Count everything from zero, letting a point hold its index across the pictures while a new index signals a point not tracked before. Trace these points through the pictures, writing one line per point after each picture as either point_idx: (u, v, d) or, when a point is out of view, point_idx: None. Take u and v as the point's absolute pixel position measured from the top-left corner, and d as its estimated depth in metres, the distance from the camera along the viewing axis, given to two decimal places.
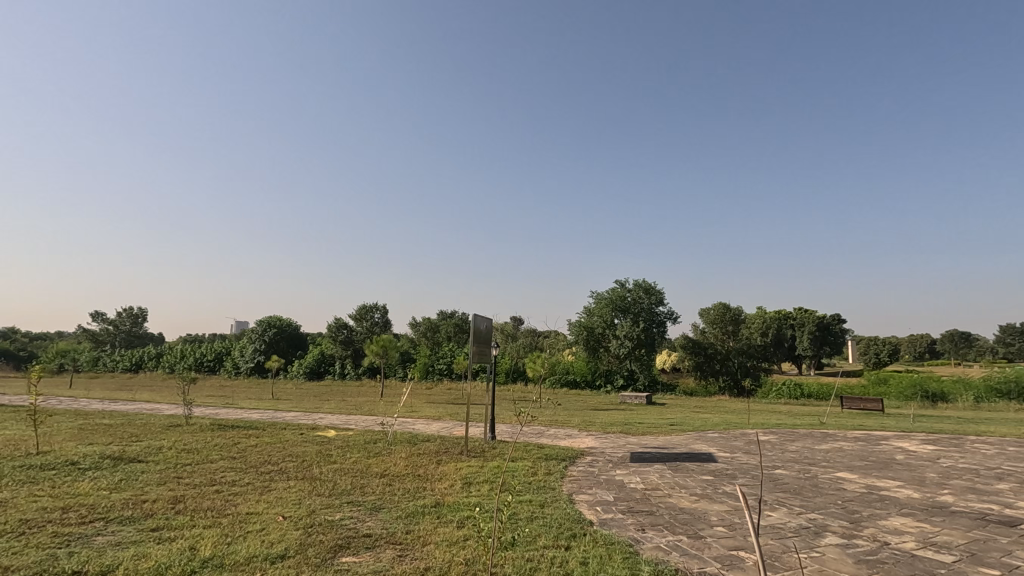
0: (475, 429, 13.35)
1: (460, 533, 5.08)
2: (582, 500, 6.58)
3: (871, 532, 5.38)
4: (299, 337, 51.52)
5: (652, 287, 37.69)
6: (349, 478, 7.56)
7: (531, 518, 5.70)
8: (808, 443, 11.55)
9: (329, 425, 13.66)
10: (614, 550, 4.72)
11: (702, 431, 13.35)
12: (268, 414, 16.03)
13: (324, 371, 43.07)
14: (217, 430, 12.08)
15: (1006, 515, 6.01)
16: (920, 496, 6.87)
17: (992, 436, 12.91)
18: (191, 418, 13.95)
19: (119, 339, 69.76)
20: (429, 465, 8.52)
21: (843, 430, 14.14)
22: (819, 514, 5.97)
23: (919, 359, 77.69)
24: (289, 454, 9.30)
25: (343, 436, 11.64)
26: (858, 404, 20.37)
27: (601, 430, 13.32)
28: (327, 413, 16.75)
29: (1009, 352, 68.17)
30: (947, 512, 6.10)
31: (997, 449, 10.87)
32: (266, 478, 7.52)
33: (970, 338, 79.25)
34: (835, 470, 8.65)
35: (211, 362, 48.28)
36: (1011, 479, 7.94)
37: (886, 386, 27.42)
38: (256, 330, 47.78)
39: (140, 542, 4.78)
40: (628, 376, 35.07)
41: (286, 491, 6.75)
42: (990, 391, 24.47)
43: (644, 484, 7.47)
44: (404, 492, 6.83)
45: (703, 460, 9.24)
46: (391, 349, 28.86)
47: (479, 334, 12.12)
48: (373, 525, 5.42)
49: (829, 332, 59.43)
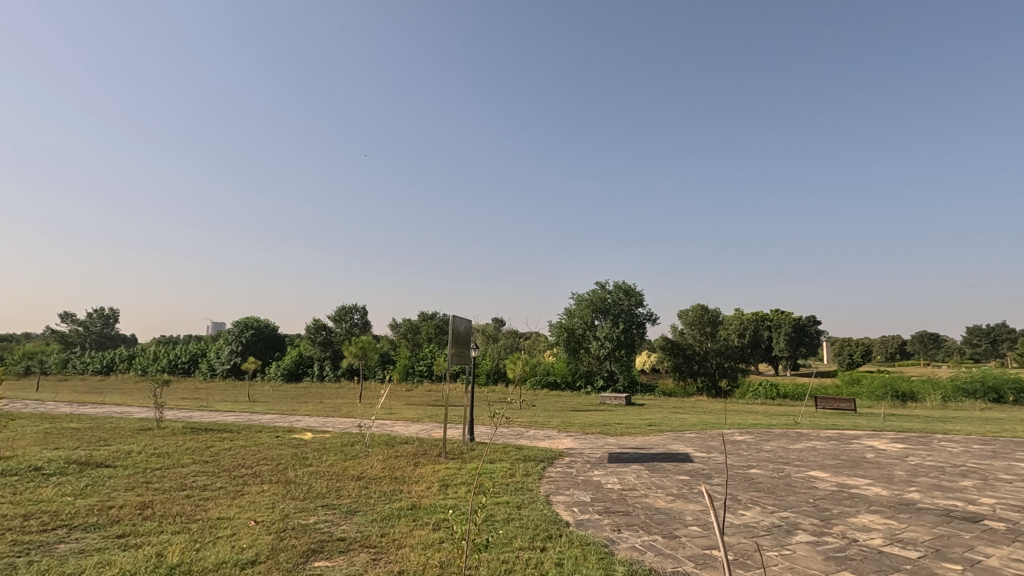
0: (455, 430, 13.34)
1: (435, 535, 5.05)
2: (559, 500, 6.61)
3: (841, 529, 5.49)
4: (277, 338, 50.85)
5: (633, 289, 37.88)
6: (325, 481, 7.46)
7: (507, 520, 5.69)
8: (783, 442, 11.72)
9: (305, 427, 13.49)
10: (589, 551, 4.73)
11: (679, 431, 13.54)
12: (243, 417, 15.79)
13: (303, 373, 42.60)
14: (190, 434, 11.77)
15: (970, 511, 6.18)
16: (889, 494, 7.04)
17: (960, 434, 13.21)
18: (163, 421, 13.53)
19: (90, 341, 68.16)
20: (407, 468, 8.46)
21: (816, 429, 14.37)
22: (791, 513, 6.08)
23: (890, 360, 79.77)
24: (264, 457, 9.14)
25: (321, 438, 11.51)
26: (832, 404, 20.77)
27: (580, 431, 13.45)
28: (304, 415, 16.60)
29: (975, 352, 70.14)
30: (914, 509, 6.27)
31: (962, 447, 11.17)
32: (239, 482, 7.37)
33: (939, 338, 81.32)
34: (808, 469, 8.82)
35: (185, 364, 47.30)
36: (976, 477, 8.16)
37: (860, 386, 28.00)
38: (232, 331, 46.92)
39: (104, 550, 4.65)
40: (608, 376, 35.48)
41: (259, 495, 6.63)
42: (957, 391, 25.16)
43: (621, 484, 7.54)
44: (381, 494, 6.79)
45: (680, 460, 9.35)
46: (370, 351, 28.57)
47: (458, 335, 12.06)
48: (347, 529, 5.35)
49: (805, 333, 60.92)
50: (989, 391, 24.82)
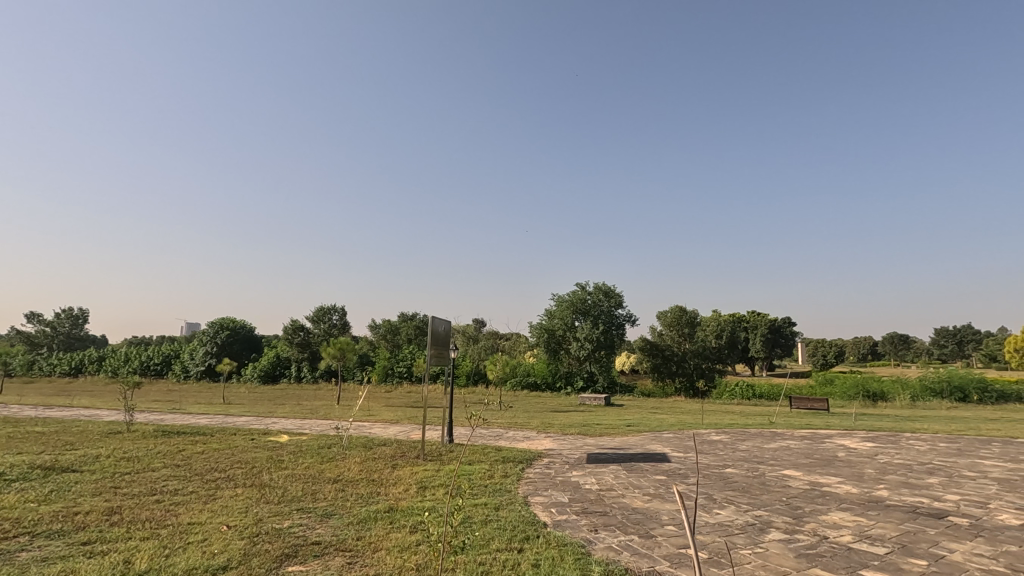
0: (434, 432, 13.26)
1: (412, 538, 5.02)
2: (537, 501, 6.62)
3: (812, 527, 5.61)
4: (254, 339, 50.05)
5: (612, 290, 38.10)
6: (300, 484, 7.35)
7: (484, 522, 5.67)
8: (758, 442, 11.93)
9: (281, 430, 13.27)
10: (566, 551, 4.75)
11: (657, 431, 13.70)
12: (217, 419, 15.44)
13: (280, 374, 42.00)
14: (162, 437, 11.49)
15: (934, 508, 6.37)
16: (858, 492, 7.21)
17: (928, 433, 13.58)
18: (133, 425, 13.19)
19: (58, 342, 66.22)
20: (384, 470, 8.40)
21: (790, 429, 14.65)
22: (764, 511, 6.19)
23: (863, 361, 81.51)
24: (238, 460, 8.98)
25: (297, 441, 11.32)
26: (806, 404, 21.21)
27: (559, 432, 13.51)
28: (280, 417, 16.36)
29: (943, 353, 72.32)
30: (882, 507, 6.42)
31: (929, 445, 11.51)
32: (212, 486, 7.22)
33: (908, 339, 83.72)
34: (781, 468, 8.99)
35: (158, 366, 46.15)
36: (941, 474, 8.41)
37: (833, 386, 28.62)
38: (207, 332, 46.04)
39: (69, 557, 4.51)
40: (588, 377, 35.62)
41: (232, 499, 6.51)
42: (925, 391, 25.87)
43: (599, 484, 7.59)
44: (357, 497, 6.72)
45: (657, 460, 9.44)
46: (349, 352, 28.26)
47: (438, 336, 11.98)
48: (322, 532, 5.29)
49: (781, 334, 62.05)
50: (955, 391, 25.59)
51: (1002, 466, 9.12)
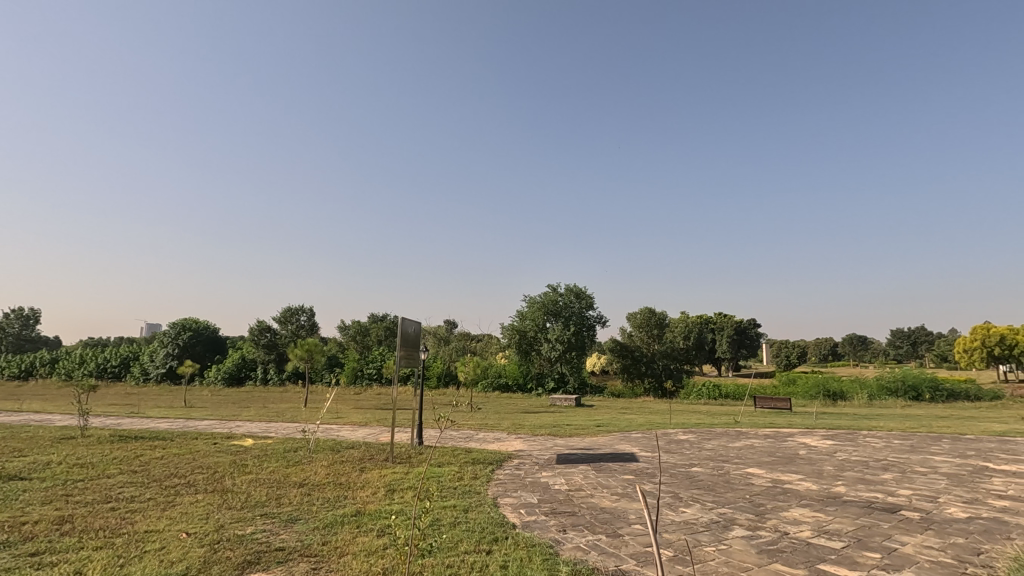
0: (403, 434, 13.11)
1: (379, 541, 4.95)
2: (506, 503, 6.60)
3: (774, 523, 5.76)
4: (218, 340, 48.77)
5: (583, 292, 38.38)
6: (264, 489, 7.17)
7: (453, 524, 5.63)
8: (724, 441, 12.20)
9: (246, 433, 12.94)
10: (534, 552, 4.76)
11: (626, 431, 13.88)
12: (177, 423, 14.95)
13: (246, 376, 40.94)
14: (118, 442, 11.06)
15: (888, 502, 6.62)
16: (817, 488, 7.45)
17: (883, 431, 14.10)
18: (87, 429, 12.66)
19: (6, 343, 63.14)
20: (352, 473, 8.26)
21: (755, 428, 15.04)
22: (728, 509, 6.33)
23: (824, 361, 84.22)
24: (199, 465, 8.71)
25: (262, 445, 11.05)
26: (769, 403, 21.82)
27: (530, 432, 13.56)
28: (244, 420, 15.97)
29: (898, 355, 75.44)
30: (840, 502, 6.65)
31: (884, 442, 11.97)
32: (171, 492, 6.99)
33: (866, 341, 87.03)
34: (745, 466, 9.21)
35: (115, 368, 44.45)
36: (895, 470, 8.77)
37: (795, 386, 29.46)
38: (168, 333, 44.65)
39: (14, 570, 4.30)
40: (559, 378, 35.88)
41: (192, 506, 6.30)
42: (881, 390, 26.91)
43: (569, 485, 7.64)
44: (324, 501, 6.59)
45: (626, 460, 9.56)
46: (317, 353, 27.70)
47: (408, 337, 11.84)
48: (287, 538, 5.17)
49: (746, 336, 63.62)
50: (909, 390, 26.69)
51: (950, 462, 9.55)
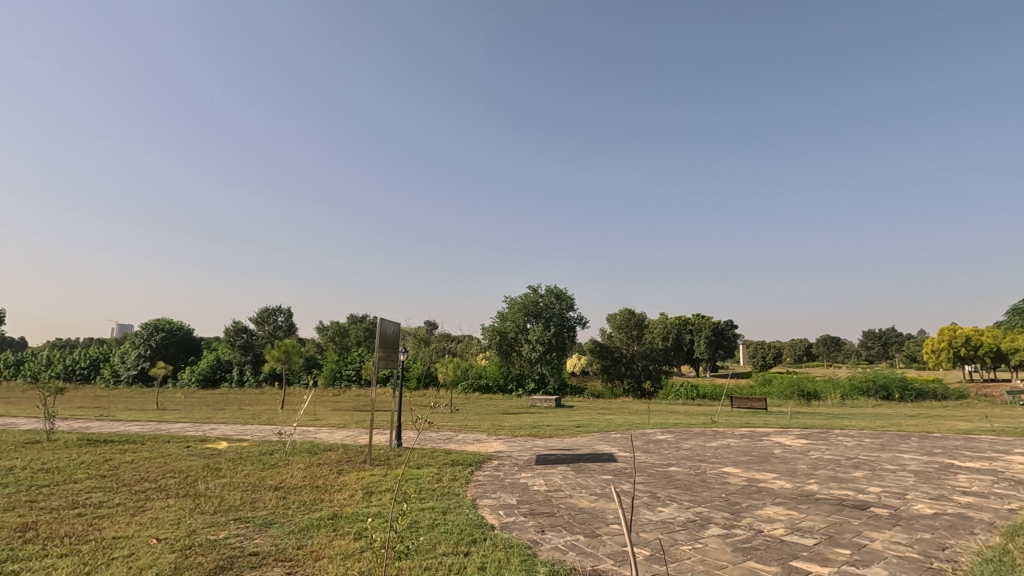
0: (382, 436, 13.00)
1: (356, 545, 4.90)
2: (485, 504, 6.59)
3: (749, 521, 5.86)
4: (191, 341, 47.75)
5: (563, 293, 38.54)
6: (239, 493, 7.04)
7: (431, 526, 5.60)
8: (701, 440, 12.36)
9: (220, 436, 12.65)
10: (513, 553, 4.76)
11: (606, 432, 13.96)
12: (149, 427, 14.54)
13: (220, 378, 40.15)
14: (86, 447, 10.74)
15: (859, 500, 6.79)
16: (792, 486, 7.59)
17: (855, 430, 14.42)
18: (53, 433, 12.26)
19: None
20: (329, 476, 8.14)
21: (732, 427, 15.25)
22: (705, 507, 6.41)
23: (798, 362, 85.96)
24: (170, 469, 8.51)
25: (237, 448, 10.83)
26: (745, 403, 22.18)
27: (510, 433, 13.57)
28: (218, 423, 15.63)
29: (869, 356, 77.47)
30: (813, 500, 6.79)
31: (855, 441, 12.24)
32: (141, 497, 6.80)
33: (839, 341, 89.12)
34: (722, 465, 9.34)
35: (84, 370, 43.21)
36: (866, 468, 9.00)
37: (770, 386, 30.00)
38: (140, 334, 43.60)
39: None
40: (539, 379, 36.01)
41: (163, 510, 6.16)
42: (853, 390, 27.57)
43: (548, 485, 7.66)
44: (300, 504, 6.50)
45: (605, 460, 9.63)
46: (294, 354, 27.25)
47: (387, 338, 11.73)
48: (261, 543, 5.09)
49: (724, 337, 64.67)
50: (880, 389, 27.40)
51: (918, 459, 9.82)
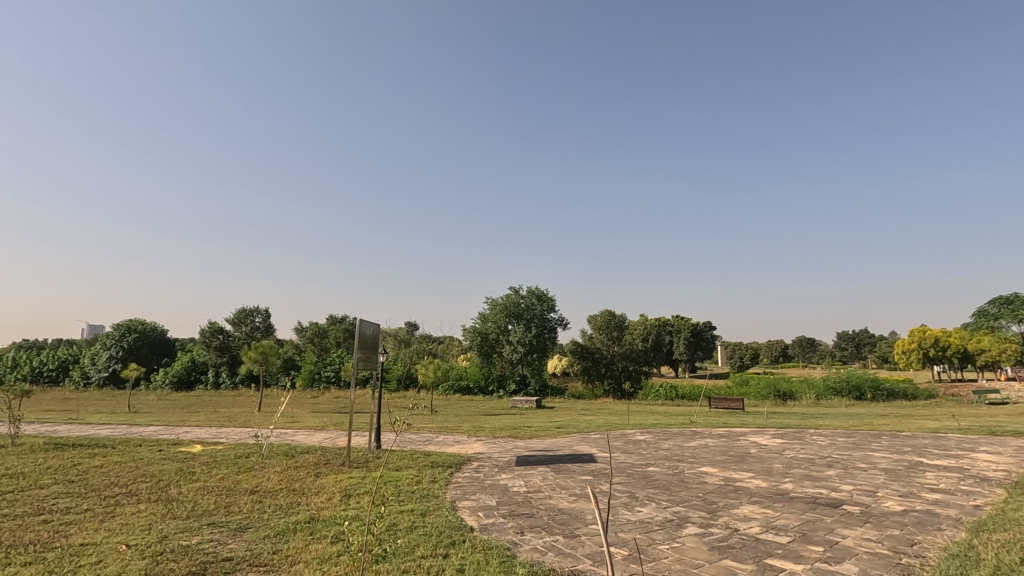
0: (361, 439, 12.86)
1: (333, 548, 4.84)
2: (465, 506, 6.56)
3: (726, 520, 5.94)
4: (165, 342, 46.79)
5: (545, 294, 38.64)
6: (213, 498, 6.89)
7: (410, 528, 5.56)
8: (679, 440, 12.49)
9: (194, 439, 12.38)
10: (492, 554, 4.75)
11: (586, 432, 14.02)
12: (119, 430, 14.14)
13: (195, 380, 39.40)
14: (53, 451, 10.41)
15: (831, 497, 6.94)
16: (767, 485, 7.72)
17: (828, 429, 14.75)
18: (18, 438, 11.88)
19: None
20: (306, 479, 8.03)
21: (709, 428, 15.44)
22: (682, 507, 6.48)
23: (774, 363, 87.50)
24: (141, 474, 8.30)
25: (211, 451, 10.60)
26: (723, 403, 22.50)
27: (490, 434, 13.55)
28: (192, 426, 15.27)
29: (843, 356, 79.19)
30: (787, 498, 6.92)
31: (828, 441, 12.50)
32: (111, 503, 6.62)
33: (814, 343, 91.03)
34: (700, 465, 9.45)
35: (52, 372, 42.00)
36: (840, 466, 9.18)
37: (747, 386, 30.47)
38: (112, 335, 42.54)
39: None
40: (520, 380, 36.00)
41: (133, 516, 6.01)
42: (828, 390, 28.16)
43: (528, 486, 7.67)
44: (276, 508, 6.40)
45: (585, 461, 9.67)
46: (272, 356, 26.79)
47: (366, 339, 11.61)
48: (235, 547, 4.99)
49: (702, 338, 65.55)
50: (853, 389, 28.01)
51: (888, 458, 10.07)
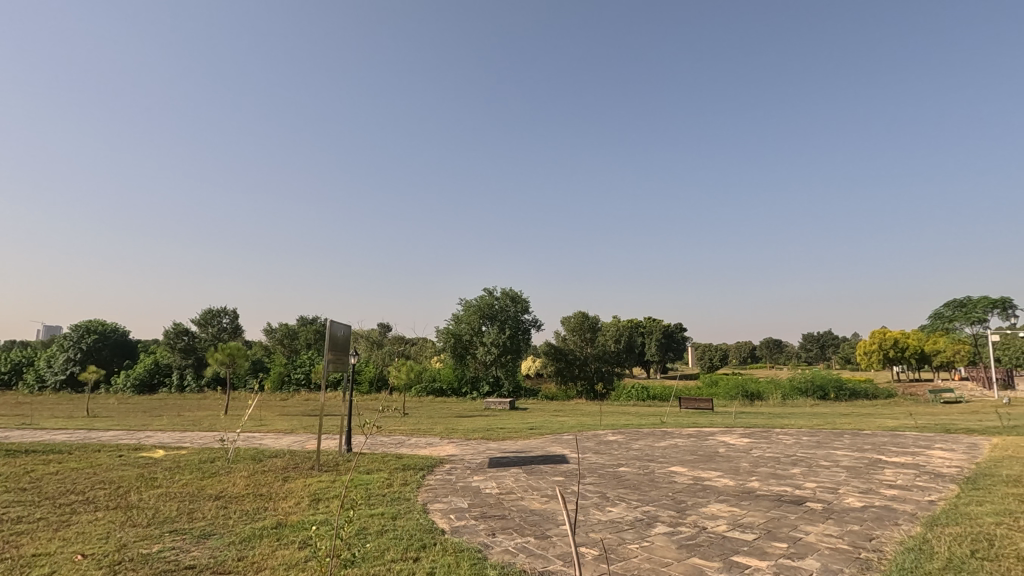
0: (331, 442, 12.65)
1: (300, 554, 4.75)
2: (436, 508, 6.53)
3: (694, 518, 6.05)
4: (127, 344, 45.34)
5: (519, 296, 38.67)
6: (176, 504, 6.69)
7: (380, 532, 5.50)
8: (650, 441, 12.66)
9: (157, 444, 11.96)
10: (462, 557, 4.72)
11: (558, 433, 14.10)
12: (75, 436, 13.58)
13: (159, 383, 38.22)
14: (4, 458, 9.93)
15: (795, 495, 7.12)
16: (734, 484, 7.88)
17: (794, 429, 15.13)
18: None
19: None
20: (274, 483, 7.86)
21: (679, 428, 15.69)
22: (652, 506, 6.56)
23: (743, 363, 89.33)
24: (99, 481, 7.99)
25: (174, 456, 10.27)
26: (693, 403, 22.89)
27: (463, 436, 13.50)
28: (154, 430, 14.78)
29: (809, 356, 81.42)
30: (753, 496, 7.08)
31: (794, 440, 12.82)
32: (66, 511, 6.36)
33: (781, 344, 93.38)
34: (670, 464, 9.58)
35: (4, 374, 40.19)
36: (804, 465, 9.43)
37: (717, 386, 31.05)
38: (70, 336, 41.05)
39: None
40: (493, 382, 35.96)
41: (91, 524, 5.79)
42: (793, 390, 28.92)
43: (499, 488, 7.67)
44: (242, 514, 6.24)
45: (557, 462, 9.71)
46: (239, 358, 26.15)
47: (336, 340, 11.43)
48: (198, 555, 4.86)
49: (674, 340, 66.59)
50: (817, 389, 28.80)
51: (850, 456, 10.39)
